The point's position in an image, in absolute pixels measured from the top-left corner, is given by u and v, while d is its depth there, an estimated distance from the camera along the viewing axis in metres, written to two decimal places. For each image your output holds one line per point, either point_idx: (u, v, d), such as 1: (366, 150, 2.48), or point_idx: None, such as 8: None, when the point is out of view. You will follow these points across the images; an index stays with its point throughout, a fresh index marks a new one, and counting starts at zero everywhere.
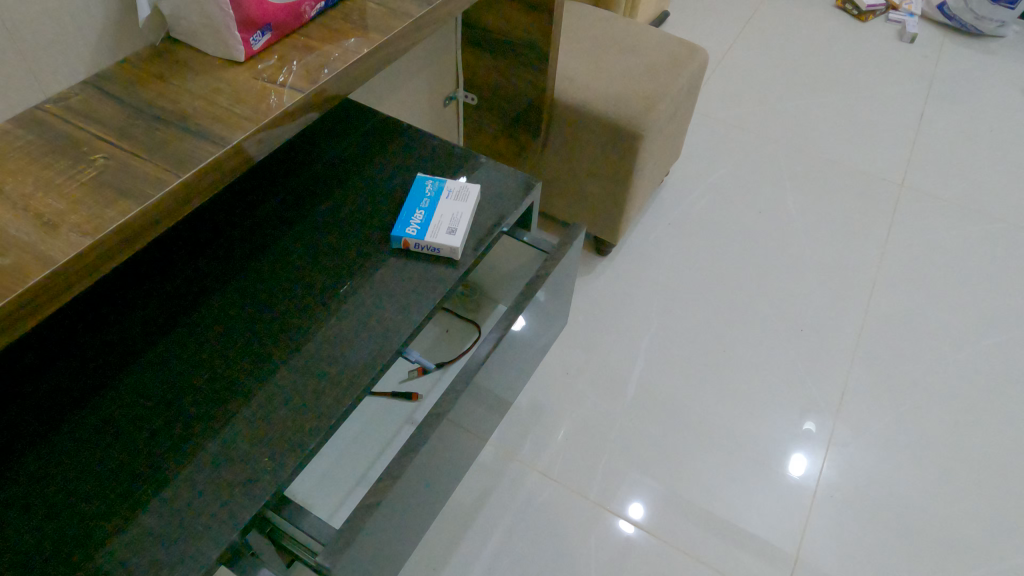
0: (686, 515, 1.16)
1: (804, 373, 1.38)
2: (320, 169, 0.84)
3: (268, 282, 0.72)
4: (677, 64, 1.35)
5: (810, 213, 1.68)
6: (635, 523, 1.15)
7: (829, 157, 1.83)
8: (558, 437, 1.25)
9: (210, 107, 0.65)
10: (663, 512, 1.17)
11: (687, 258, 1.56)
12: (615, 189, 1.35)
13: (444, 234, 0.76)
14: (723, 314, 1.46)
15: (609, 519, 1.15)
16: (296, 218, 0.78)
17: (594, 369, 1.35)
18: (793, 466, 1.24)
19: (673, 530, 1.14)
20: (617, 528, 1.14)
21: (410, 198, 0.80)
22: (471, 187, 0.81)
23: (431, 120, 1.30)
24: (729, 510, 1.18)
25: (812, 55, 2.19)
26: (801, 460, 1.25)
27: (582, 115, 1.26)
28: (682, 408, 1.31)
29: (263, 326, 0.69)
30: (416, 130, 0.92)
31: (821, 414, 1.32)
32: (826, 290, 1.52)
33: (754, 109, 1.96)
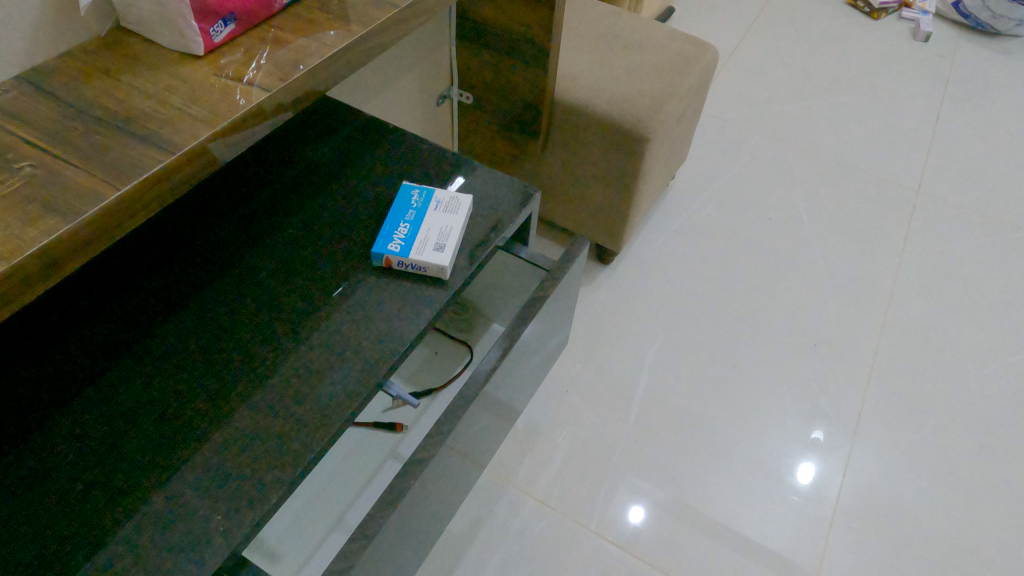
0: (689, 523, 1.10)
1: (819, 391, 1.30)
2: (297, 174, 0.76)
3: (233, 304, 0.64)
4: (687, 64, 1.27)
5: (822, 220, 1.59)
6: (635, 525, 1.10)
7: (842, 161, 1.75)
8: (557, 460, 1.16)
9: (161, 108, 0.57)
10: (664, 519, 1.11)
11: (694, 267, 1.48)
12: (619, 195, 1.27)
13: (431, 250, 0.68)
14: (732, 328, 1.38)
15: (609, 533, 1.08)
16: (267, 230, 0.70)
17: (595, 386, 1.27)
18: (803, 474, 1.18)
19: (676, 540, 1.08)
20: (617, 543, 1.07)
21: (394, 209, 0.72)
22: (463, 198, 0.73)
23: (423, 121, 1.22)
24: (735, 520, 1.11)
25: (822, 54, 2.11)
26: (809, 471, 1.18)
27: (584, 115, 1.18)
28: (688, 427, 1.22)
29: (226, 355, 0.61)
30: (404, 133, 0.83)
31: (836, 434, 1.24)
32: (840, 302, 1.44)
33: (762, 110, 1.88)
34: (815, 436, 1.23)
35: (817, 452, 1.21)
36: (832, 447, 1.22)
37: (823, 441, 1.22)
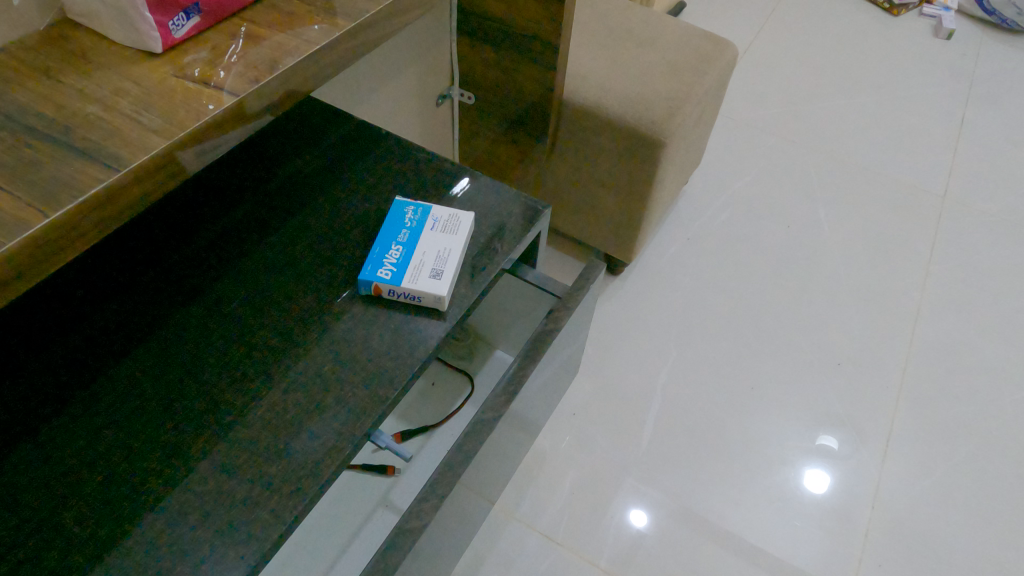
0: (689, 526, 1.05)
1: (843, 413, 1.21)
2: (276, 187, 0.68)
3: (198, 341, 0.56)
4: (704, 62, 1.18)
5: (843, 227, 1.51)
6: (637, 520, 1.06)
7: (863, 165, 1.66)
8: (564, 490, 1.08)
9: (108, 117, 0.48)
10: (666, 525, 1.05)
11: (709, 280, 1.39)
12: (632, 203, 1.18)
13: (427, 277, 0.59)
14: (749, 344, 1.29)
15: (614, 524, 1.05)
16: (240, 252, 0.62)
17: (603, 407, 1.19)
18: (812, 483, 1.12)
19: (680, 548, 1.03)
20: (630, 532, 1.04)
21: (386, 228, 0.63)
22: (463, 215, 0.65)
23: (421, 123, 1.13)
24: (743, 527, 1.06)
25: (840, 52, 2.02)
26: (819, 477, 1.12)
27: (594, 117, 1.09)
28: (704, 452, 1.14)
29: (187, 402, 0.52)
30: (399, 140, 0.75)
31: (861, 461, 1.15)
32: (865, 316, 1.35)
33: (779, 110, 1.79)
34: (821, 441, 1.17)
35: (825, 458, 1.15)
36: (854, 472, 1.13)
37: (847, 466, 1.14)
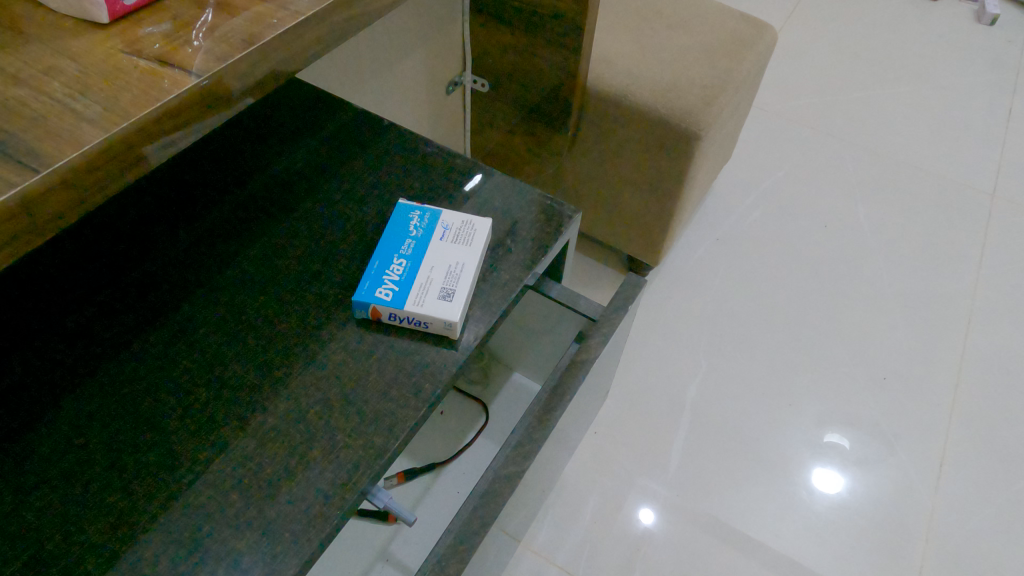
0: (703, 528, 0.98)
1: (891, 434, 1.10)
2: (258, 184, 0.57)
3: (156, 375, 0.46)
4: (742, 46, 1.07)
5: (886, 227, 1.39)
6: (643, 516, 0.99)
7: (905, 159, 1.54)
8: (585, 518, 0.98)
9: (34, 103, 0.38)
10: (676, 523, 0.98)
11: (741, 284, 1.28)
12: (662, 202, 1.07)
13: (435, 299, 0.49)
14: (786, 356, 1.19)
15: (637, 549, 0.95)
16: (212, 264, 0.52)
17: (627, 426, 1.08)
18: (823, 482, 1.04)
19: (690, 547, 0.96)
20: (645, 549, 0.95)
21: (387, 237, 0.53)
22: (478, 222, 0.54)
23: (429, 113, 1.02)
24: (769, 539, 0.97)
25: (876, 38, 1.89)
26: (829, 477, 1.04)
27: (621, 107, 0.98)
28: (739, 475, 1.04)
29: (139, 454, 0.43)
30: (405, 132, 0.64)
31: (908, 481, 1.05)
32: (912, 325, 1.24)
33: (812, 100, 1.67)
34: (829, 437, 1.09)
35: (841, 459, 1.06)
36: (878, 477, 1.05)
37: (889, 485, 1.04)
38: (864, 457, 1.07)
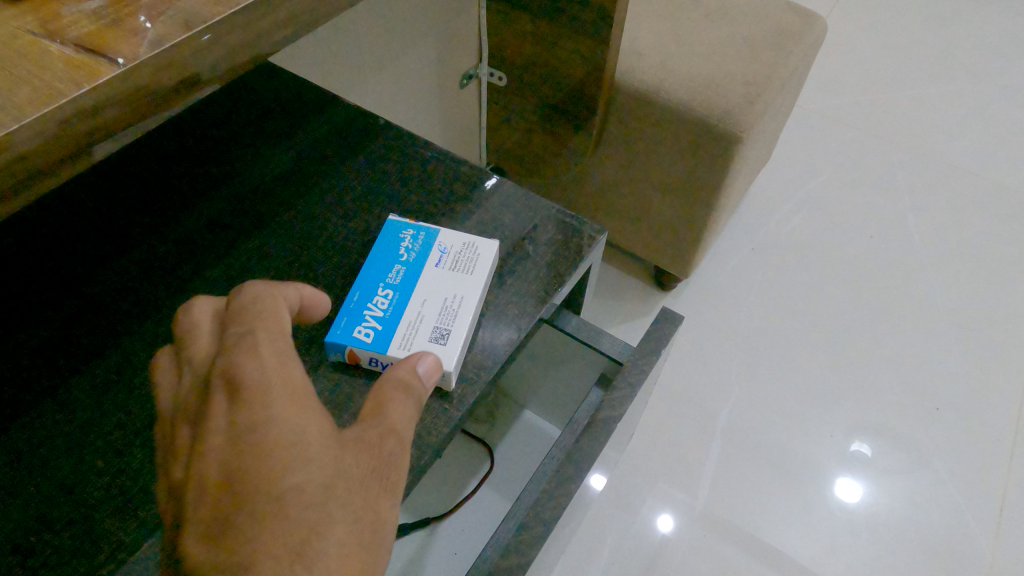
0: (724, 536, 0.91)
1: (944, 471, 0.98)
2: (227, 192, 0.49)
3: (82, 433, 0.38)
4: (789, 39, 0.95)
5: (938, 239, 1.26)
6: (665, 527, 0.92)
7: (959, 164, 1.41)
8: (601, 559, 0.88)
9: None
10: (697, 531, 0.91)
11: (779, 298, 1.17)
12: (694, 209, 0.97)
13: (426, 341, 0.40)
14: (827, 380, 1.07)
15: None
16: (162, 291, 0.43)
17: (652, 457, 0.98)
18: (845, 492, 0.96)
19: (710, 557, 0.89)
20: None
21: (371, 262, 0.44)
22: (483, 244, 0.45)
23: (441, 105, 0.94)
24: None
25: (929, 32, 1.75)
26: (851, 488, 0.96)
27: (650, 104, 0.88)
28: (772, 512, 0.94)
29: (49, 537, 0.34)
30: (404, 134, 0.55)
31: (961, 524, 0.93)
32: (968, 350, 1.12)
33: (857, 99, 1.55)
34: (855, 446, 1.00)
35: (864, 469, 0.98)
36: (905, 491, 0.96)
37: (932, 516, 0.94)
38: (889, 466, 0.99)
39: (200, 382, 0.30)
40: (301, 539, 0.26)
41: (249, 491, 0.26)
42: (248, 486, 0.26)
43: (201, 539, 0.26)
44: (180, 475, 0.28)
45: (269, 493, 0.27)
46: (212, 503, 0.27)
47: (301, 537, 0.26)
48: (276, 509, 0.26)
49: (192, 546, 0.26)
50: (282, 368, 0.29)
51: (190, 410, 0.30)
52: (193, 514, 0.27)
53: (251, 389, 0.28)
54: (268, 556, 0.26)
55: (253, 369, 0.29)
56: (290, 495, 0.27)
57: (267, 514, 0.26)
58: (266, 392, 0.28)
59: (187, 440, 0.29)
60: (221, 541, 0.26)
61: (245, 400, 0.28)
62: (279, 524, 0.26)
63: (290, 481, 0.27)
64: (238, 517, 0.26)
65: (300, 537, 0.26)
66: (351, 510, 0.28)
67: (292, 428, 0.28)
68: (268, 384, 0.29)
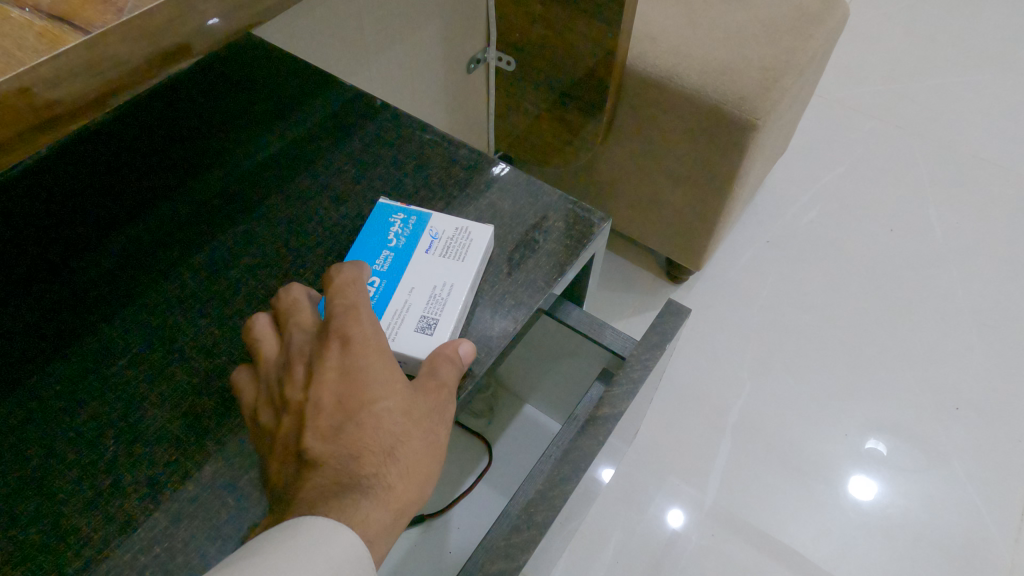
0: (735, 533, 0.89)
1: (963, 472, 0.95)
2: (215, 175, 0.47)
3: (52, 424, 0.36)
4: (808, 22, 0.92)
5: (961, 233, 1.22)
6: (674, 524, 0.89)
7: (984, 155, 1.36)
8: (606, 556, 0.86)
9: None
10: (706, 527, 0.89)
11: (794, 292, 1.14)
12: (708, 199, 0.94)
13: (411, 331, 0.38)
14: (843, 377, 1.04)
15: None
16: (145, 277, 0.42)
17: (659, 453, 0.96)
18: (860, 490, 0.93)
19: (720, 555, 0.87)
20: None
21: (359, 248, 0.43)
22: (476, 229, 0.43)
23: (447, 90, 0.92)
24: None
25: (954, 19, 1.70)
26: (865, 487, 0.93)
27: (662, 90, 0.85)
28: (783, 511, 0.91)
29: (14, 533, 0.33)
30: (401, 116, 0.53)
31: (980, 527, 0.90)
32: (990, 347, 1.08)
33: (879, 88, 1.50)
34: (870, 444, 0.97)
35: (880, 466, 0.95)
36: (921, 491, 0.93)
37: (949, 518, 0.91)
38: (906, 465, 0.96)
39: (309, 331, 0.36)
40: (393, 444, 0.33)
41: (358, 411, 0.32)
42: (356, 403, 0.32)
43: (316, 440, 0.32)
44: (297, 398, 0.34)
45: (371, 410, 0.33)
46: (327, 418, 0.32)
47: (394, 443, 0.33)
48: (376, 420, 0.33)
49: (308, 446, 0.32)
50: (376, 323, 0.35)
51: (297, 352, 0.35)
52: (309, 420, 0.32)
53: (362, 338, 0.34)
54: (370, 453, 0.32)
55: (362, 327, 0.34)
56: (386, 414, 0.33)
57: (369, 423, 0.32)
58: (370, 341, 0.34)
59: (301, 373, 0.34)
60: (336, 447, 0.32)
61: (355, 347, 0.34)
62: (377, 432, 0.32)
63: (385, 405, 0.33)
64: (353, 429, 0.32)
65: (392, 442, 0.32)
66: (427, 428, 0.34)
67: (389, 370, 0.34)
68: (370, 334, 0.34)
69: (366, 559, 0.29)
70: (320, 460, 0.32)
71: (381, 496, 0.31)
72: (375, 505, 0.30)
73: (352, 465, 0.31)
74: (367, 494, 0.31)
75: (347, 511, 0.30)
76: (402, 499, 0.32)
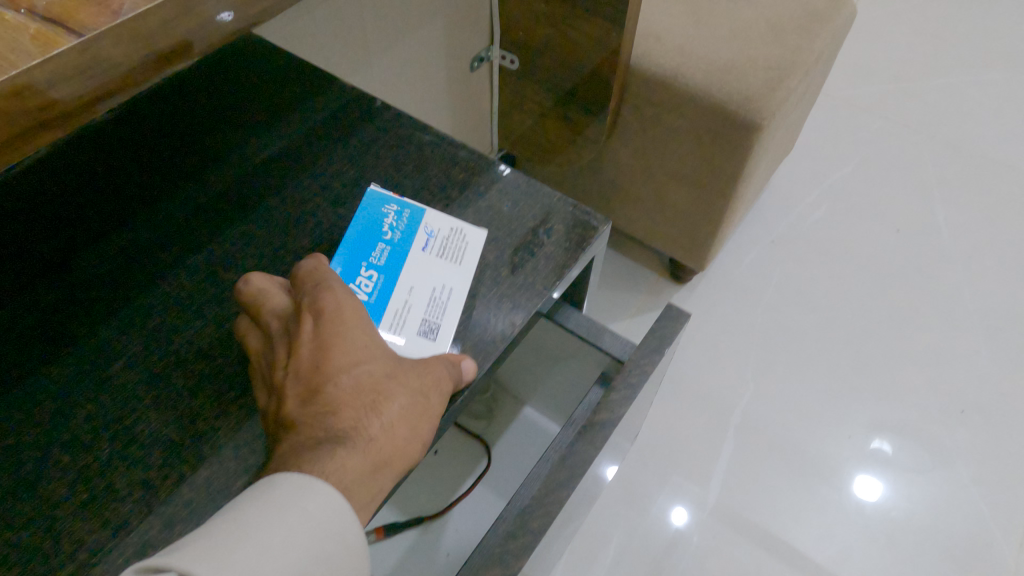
0: (739, 533, 0.88)
1: (968, 474, 0.94)
2: (212, 176, 0.47)
3: (50, 426, 0.36)
4: (815, 21, 0.91)
5: (970, 234, 1.21)
6: (678, 524, 0.89)
7: (993, 155, 1.35)
8: (607, 555, 0.86)
9: None
10: (710, 528, 0.89)
11: (799, 293, 1.13)
12: (713, 198, 0.93)
13: (414, 334, 0.39)
14: (848, 379, 1.03)
15: None
16: (143, 279, 0.42)
17: (662, 452, 0.95)
18: (865, 491, 0.93)
19: (723, 555, 0.87)
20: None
21: (353, 238, 0.42)
22: (472, 232, 0.45)
23: (451, 88, 0.91)
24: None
25: (964, 18, 1.68)
26: (870, 488, 0.93)
27: (667, 89, 0.85)
28: (787, 512, 0.90)
29: (10, 535, 0.33)
30: (402, 117, 0.53)
31: (985, 530, 0.89)
32: (997, 349, 1.07)
33: (887, 87, 1.49)
34: (875, 444, 0.97)
35: (885, 468, 0.95)
36: (926, 493, 0.93)
37: (953, 521, 0.90)
38: (911, 467, 0.95)
39: (284, 314, 0.36)
40: (374, 400, 0.33)
41: (335, 372, 0.33)
42: (332, 366, 0.33)
43: (298, 405, 0.33)
44: (280, 375, 0.34)
45: (349, 371, 0.33)
46: (306, 384, 0.33)
47: (374, 400, 0.33)
48: (354, 380, 0.33)
49: (291, 414, 0.33)
50: (345, 295, 0.36)
51: (278, 330, 0.36)
52: (291, 392, 0.33)
53: (331, 309, 0.34)
54: (349, 409, 0.32)
55: (335, 298, 0.35)
56: (364, 374, 0.33)
57: (347, 382, 0.33)
58: (344, 309, 0.35)
59: (282, 353, 0.35)
60: (315, 408, 0.32)
61: (328, 316, 0.34)
62: (356, 391, 0.33)
63: (362, 366, 0.34)
64: (330, 390, 0.32)
65: (372, 397, 0.33)
66: (410, 385, 0.35)
67: (365, 336, 0.35)
68: (338, 306, 0.35)
69: (346, 512, 0.29)
70: (300, 421, 0.32)
71: (360, 445, 0.31)
72: (353, 453, 0.31)
73: (331, 420, 0.32)
74: (346, 444, 0.31)
75: (320, 463, 0.30)
76: (385, 450, 0.32)
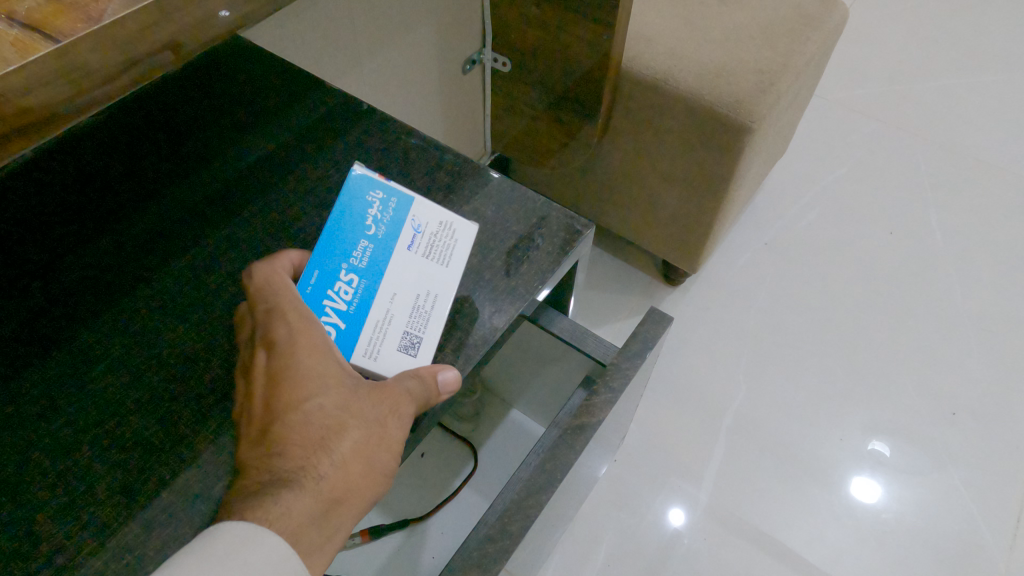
0: (734, 532, 0.89)
1: (958, 476, 0.95)
2: (196, 181, 0.47)
3: (33, 428, 0.36)
4: (805, 25, 0.91)
5: (962, 237, 1.21)
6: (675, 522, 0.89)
7: (986, 158, 1.35)
8: (598, 558, 0.86)
9: None
10: (704, 527, 0.89)
11: (792, 295, 1.13)
12: (704, 201, 0.93)
13: (395, 350, 0.38)
14: (840, 381, 1.03)
15: None
16: (128, 283, 0.42)
17: (655, 452, 0.96)
18: (861, 491, 0.93)
19: (718, 554, 0.87)
20: None
21: (332, 230, 0.38)
22: (460, 227, 0.42)
23: (443, 90, 0.92)
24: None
25: (959, 20, 1.68)
26: (866, 488, 0.93)
27: (657, 92, 0.85)
28: (778, 514, 0.90)
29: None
30: (388, 121, 0.53)
31: (973, 533, 0.90)
32: (988, 352, 1.07)
33: (881, 89, 1.49)
34: (872, 445, 0.97)
35: (879, 468, 0.95)
36: (918, 495, 0.93)
37: (943, 523, 0.91)
38: (904, 469, 0.95)
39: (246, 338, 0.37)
40: (324, 436, 0.34)
41: (285, 412, 0.34)
42: (280, 406, 0.34)
43: (253, 438, 0.35)
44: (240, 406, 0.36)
45: (300, 409, 0.34)
46: (259, 421, 0.35)
47: (326, 437, 0.34)
48: (303, 419, 0.34)
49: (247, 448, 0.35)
50: (299, 323, 0.36)
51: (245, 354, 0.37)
52: (247, 427, 0.35)
53: (281, 344, 0.35)
54: (299, 449, 0.34)
55: (285, 330, 0.35)
56: (314, 411, 0.34)
57: (297, 421, 0.34)
58: (294, 343, 0.35)
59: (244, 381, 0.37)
60: (266, 446, 0.34)
61: (276, 351, 0.35)
62: (306, 429, 0.34)
63: (314, 402, 0.34)
64: (279, 430, 0.34)
65: (322, 435, 0.34)
66: (366, 415, 0.35)
67: (317, 369, 0.35)
68: (289, 338, 0.35)
69: (291, 560, 0.30)
70: (251, 458, 0.34)
71: (309, 487, 0.33)
72: (297, 497, 0.32)
73: (278, 460, 0.33)
74: (292, 486, 0.32)
75: (265, 507, 0.31)
76: (337, 488, 0.34)
